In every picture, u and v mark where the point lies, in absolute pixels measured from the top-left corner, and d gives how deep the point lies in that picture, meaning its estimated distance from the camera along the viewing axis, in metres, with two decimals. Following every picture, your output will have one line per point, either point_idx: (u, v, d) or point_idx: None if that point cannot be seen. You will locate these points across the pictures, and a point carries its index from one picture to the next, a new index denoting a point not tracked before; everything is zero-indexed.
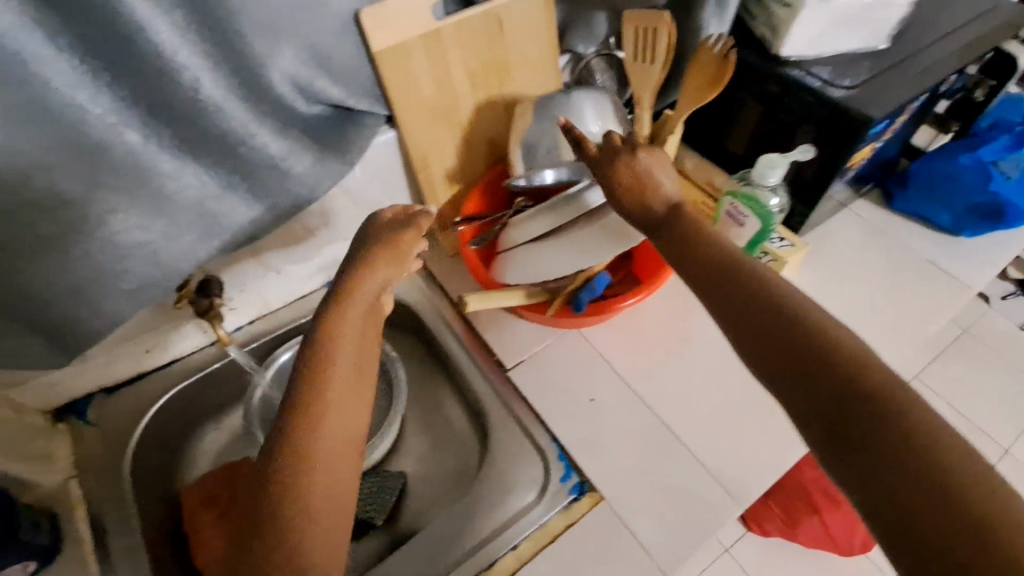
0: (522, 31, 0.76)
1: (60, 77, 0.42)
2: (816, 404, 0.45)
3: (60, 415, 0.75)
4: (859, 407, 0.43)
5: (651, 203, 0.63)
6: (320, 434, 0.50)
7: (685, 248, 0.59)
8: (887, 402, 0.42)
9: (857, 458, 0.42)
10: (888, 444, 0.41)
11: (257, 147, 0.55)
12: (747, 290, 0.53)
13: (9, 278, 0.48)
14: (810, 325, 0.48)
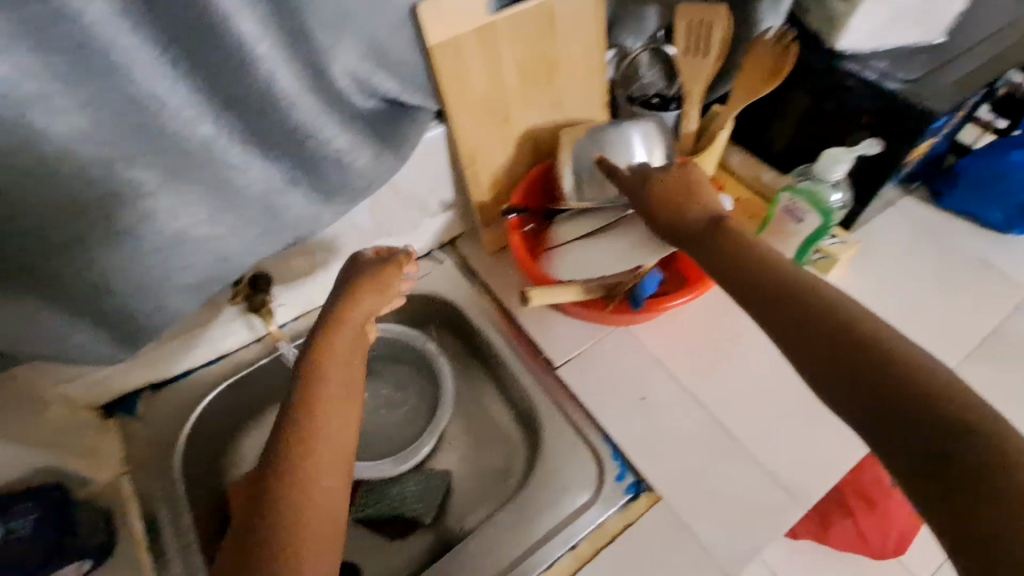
0: (574, 24, 0.74)
1: (143, 68, 0.41)
2: (864, 403, 0.44)
3: (108, 411, 0.74)
4: (907, 400, 0.42)
5: (687, 214, 0.64)
6: (308, 457, 0.52)
7: (717, 254, 0.60)
8: (932, 393, 0.42)
9: (905, 454, 0.41)
10: (946, 440, 0.40)
11: (323, 142, 0.54)
12: (784, 290, 0.53)
13: (82, 271, 0.47)
14: (866, 329, 0.47)
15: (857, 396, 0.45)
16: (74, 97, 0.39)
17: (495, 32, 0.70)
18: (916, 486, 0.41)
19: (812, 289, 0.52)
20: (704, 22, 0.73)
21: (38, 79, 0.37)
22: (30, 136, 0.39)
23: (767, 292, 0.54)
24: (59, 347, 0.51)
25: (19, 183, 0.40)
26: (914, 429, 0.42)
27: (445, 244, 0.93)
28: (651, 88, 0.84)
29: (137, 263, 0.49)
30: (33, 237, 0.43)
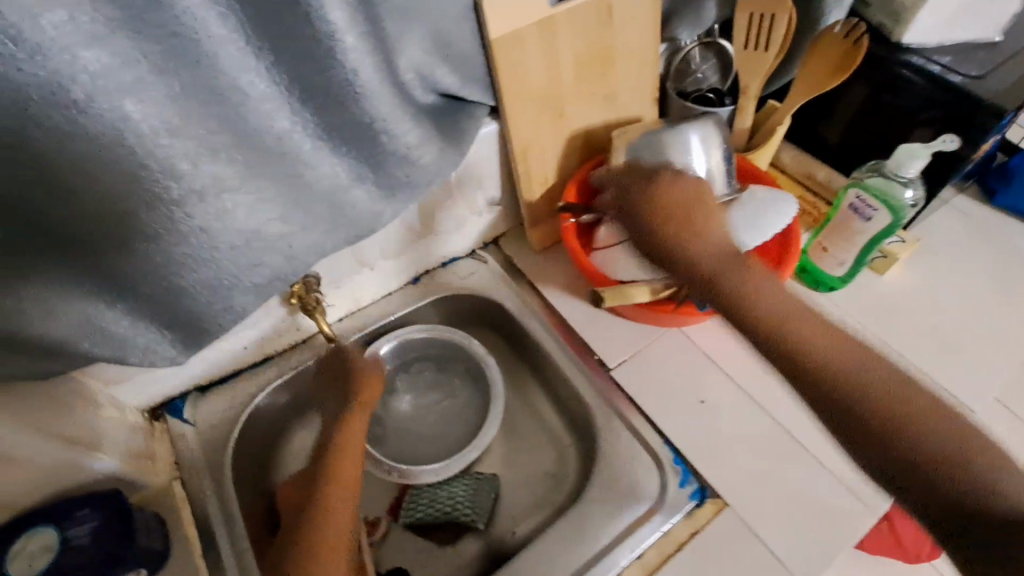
0: (633, 17, 0.72)
1: (229, 58, 0.39)
2: (868, 440, 0.45)
3: (156, 413, 0.73)
4: (906, 442, 0.44)
5: (687, 231, 0.60)
6: (321, 536, 0.62)
7: (716, 272, 0.56)
8: (927, 430, 0.44)
9: (914, 489, 0.43)
10: (946, 478, 0.42)
11: (395, 139, 0.52)
12: (775, 311, 0.51)
13: (157, 271, 0.45)
14: (857, 363, 0.47)
15: (858, 435, 0.46)
16: (165, 91, 0.38)
17: (558, 26, 0.67)
18: (931, 516, 0.43)
19: (805, 316, 0.51)
20: (767, 14, 0.71)
21: (132, 72, 0.36)
22: (121, 132, 0.37)
23: (761, 320, 0.51)
24: (128, 356, 0.52)
25: (105, 179, 0.38)
26: (915, 468, 0.43)
27: (488, 243, 0.91)
28: (705, 83, 0.83)
29: (211, 263, 0.47)
30: (113, 237, 0.42)
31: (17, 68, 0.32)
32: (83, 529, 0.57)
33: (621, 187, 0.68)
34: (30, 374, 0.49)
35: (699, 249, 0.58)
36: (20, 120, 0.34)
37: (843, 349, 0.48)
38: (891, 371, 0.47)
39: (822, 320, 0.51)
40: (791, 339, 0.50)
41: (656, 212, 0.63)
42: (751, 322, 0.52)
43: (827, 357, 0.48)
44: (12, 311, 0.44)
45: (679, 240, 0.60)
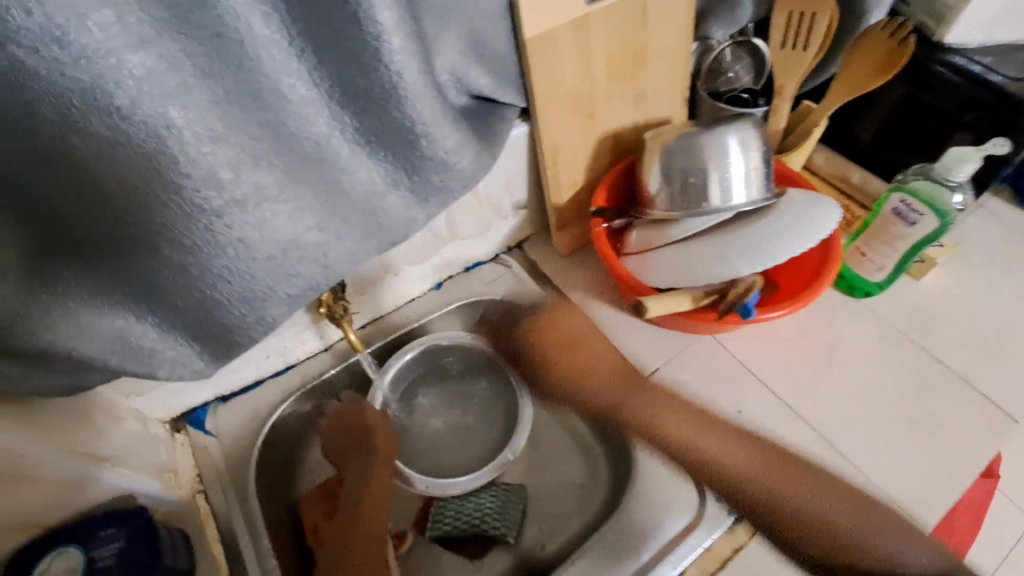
0: (669, 15, 0.70)
1: (272, 59, 0.37)
2: (738, 506, 0.66)
3: (178, 424, 0.72)
4: (759, 512, 0.65)
5: (576, 368, 0.80)
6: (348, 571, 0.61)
7: (615, 404, 0.76)
8: (756, 499, 0.66)
9: (783, 540, 0.63)
10: (799, 534, 0.64)
11: (436, 145, 0.50)
12: (663, 406, 0.73)
13: (190, 284, 0.43)
14: (702, 457, 0.69)
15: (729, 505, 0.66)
16: (209, 96, 0.36)
17: (593, 25, 0.65)
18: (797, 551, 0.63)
19: (697, 423, 0.71)
20: (807, 12, 0.69)
21: (177, 76, 0.34)
22: (164, 140, 0.35)
23: (676, 438, 0.71)
24: (156, 371, 0.49)
25: (144, 188, 0.36)
26: (766, 526, 0.64)
27: (513, 248, 0.89)
28: (738, 82, 0.80)
29: (247, 275, 0.45)
30: (148, 248, 0.40)
31: (61, 72, 0.30)
32: (111, 548, 0.54)
33: (516, 323, 0.85)
34: (57, 391, 0.47)
35: (592, 379, 0.79)
36: (62, 126, 0.32)
37: (738, 460, 0.68)
38: (748, 456, 0.69)
39: (688, 412, 0.72)
40: (689, 449, 0.70)
41: (564, 354, 0.82)
42: (666, 439, 0.71)
43: (713, 453, 0.69)
44: (40, 326, 0.42)
45: (615, 396, 0.76)
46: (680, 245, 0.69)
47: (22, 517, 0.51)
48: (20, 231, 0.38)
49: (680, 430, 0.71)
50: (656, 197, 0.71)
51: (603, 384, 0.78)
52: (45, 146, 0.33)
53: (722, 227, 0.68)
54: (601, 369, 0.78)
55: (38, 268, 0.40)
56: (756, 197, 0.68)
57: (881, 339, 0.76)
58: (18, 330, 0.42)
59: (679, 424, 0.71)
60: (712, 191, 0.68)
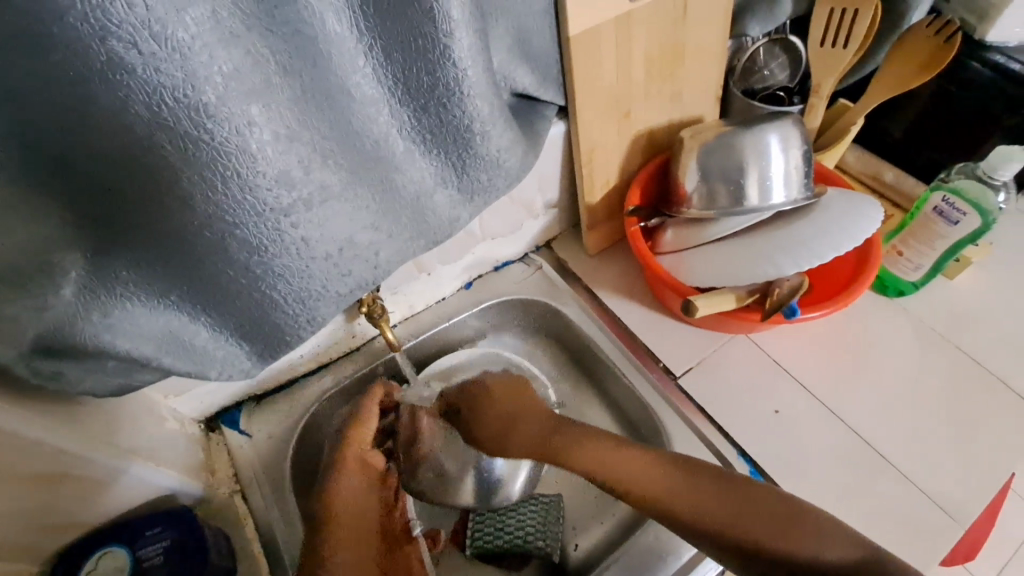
0: (711, 13, 0.69)
1: (343, 57, 0.38)
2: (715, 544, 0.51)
3: (211, 424, 0.71)
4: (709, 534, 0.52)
5: (502, 427, 0.66)
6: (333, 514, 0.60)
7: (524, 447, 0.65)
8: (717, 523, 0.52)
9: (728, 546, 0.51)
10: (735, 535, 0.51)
11: (489, 144, 0.49)
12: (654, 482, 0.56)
13: (251, 283, 0.43)
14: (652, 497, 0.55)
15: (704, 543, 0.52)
16: (289, 93, 0.37)
17: (637, 22, 0.64)
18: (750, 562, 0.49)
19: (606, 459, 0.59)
20: (851, 9, 0.69)
21: (262, 73, 0.35)
22: (245, 138, 0.35)
23: (631, 492, 0.57)
24: (206, 371, 0.48)
25: (220, 188, 0.36)
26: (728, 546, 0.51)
27: (541, 246, 0.88)
28: (772, 80, 0.80)
29: (305, 273, 0.44)
30: (215, 246, 0.39)
31: (156, 67, 0.30)
32: (158, 546, 0.55)
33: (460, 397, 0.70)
34: (109, 392, 0.46)
35: (513, 436, 0.65)
36: (150, 124, 0.32)
37: (668, 491, 0.55)
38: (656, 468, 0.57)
39: (601, 444, 0.60)
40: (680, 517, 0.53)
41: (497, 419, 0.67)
42: (597, 479, 0.59)
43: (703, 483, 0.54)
44: (98, 329, 0.40)
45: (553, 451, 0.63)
46: (718, 244, 0.69)
47: (71, 514, 0.51)
48: (89, 231, 0.37)
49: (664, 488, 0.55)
50: (692, 195, 0.70)
51: (521, 427, 0.66)
52: (128, 143, 0.33)
53: (759, 227, 0.69)
54: (522, 435, 0.65)
55: (99, 268, 0.39)
56: (795, 197, 0.68)
57: (916, 340, 0.75)
58: (70, 333, 0.39)
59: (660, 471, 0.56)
60: (751, 189, 0.67)
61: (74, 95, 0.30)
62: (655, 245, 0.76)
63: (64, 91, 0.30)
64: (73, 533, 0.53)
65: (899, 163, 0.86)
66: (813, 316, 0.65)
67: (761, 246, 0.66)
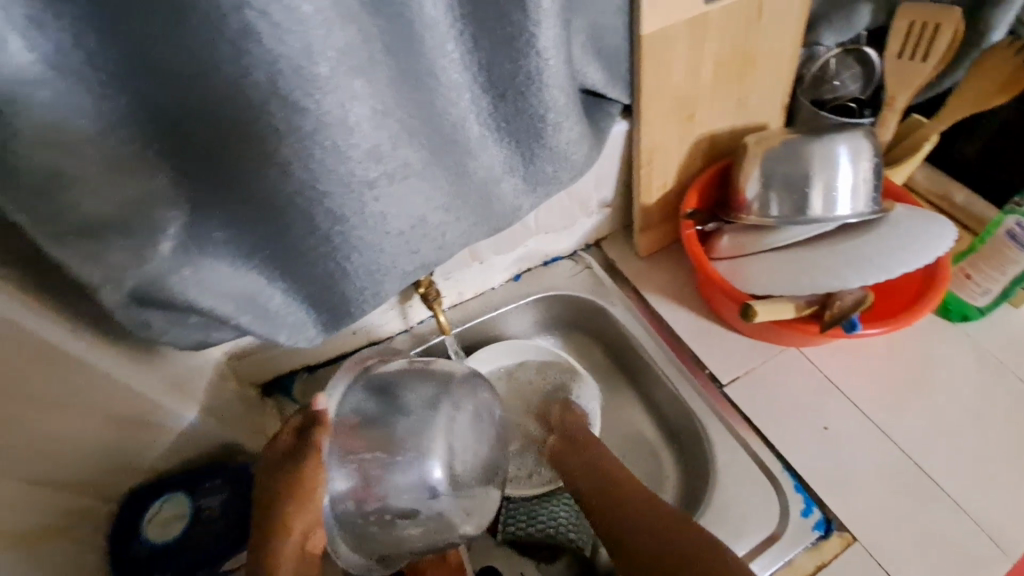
0: (788, 19, 0.68)
1: (439, 40, 0.40)
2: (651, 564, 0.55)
3: (266, 391, 0.74)
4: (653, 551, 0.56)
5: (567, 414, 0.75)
6: None
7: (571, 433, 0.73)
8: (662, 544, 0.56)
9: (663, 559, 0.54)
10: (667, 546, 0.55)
11: (559, 135, 0.50)
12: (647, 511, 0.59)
13: (330, 253, 0.45)
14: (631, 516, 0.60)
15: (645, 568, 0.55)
16: (387, 72, 0.39)
17: (711, 25, 0.63)
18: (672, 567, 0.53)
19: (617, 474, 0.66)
20: (931, 23, 0.68)
21: (367, 50, 0.37)
22: (346, 111, 0.37)
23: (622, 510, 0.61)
24: (277, 335, 0.50)
25: (317, 157, 0.38)
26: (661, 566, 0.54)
27: (591, 244, 0.88)
28: (843, 91, 0.78)
29: (378, 247, 0.46)
30: (303, 213, 0.42)
31: (279, 37, 0.32)
32: (216, 498, 0.58)
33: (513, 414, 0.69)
34: (188, 345, 0.49)
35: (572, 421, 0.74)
36: (266, 91, 0.34)
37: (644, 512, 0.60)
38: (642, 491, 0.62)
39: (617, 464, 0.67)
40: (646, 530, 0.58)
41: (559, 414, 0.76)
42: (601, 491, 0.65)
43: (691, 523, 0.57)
44: (186, 284, 0.43)
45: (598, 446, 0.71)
46: (779, 252, 0.68)
47: (142, 458, 0.55)
48: (194, 191, 0.40)
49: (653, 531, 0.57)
50: (754, 202, 0.69)
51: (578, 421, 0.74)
52: (242, 109, 0.35)
53: (822, 238, 0.67)
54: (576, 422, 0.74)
55: (197, 226, 0.42)
56: (862, 209, 0.66)
57: (976, 366, 0.72)
58: (163, 285, 0.42)
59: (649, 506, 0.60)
60: (816, 200, 0.66)
61: (202, 60, 0.33)
62: (711, 247, 0.75)
63: (195, 55, 0.33)
64: (137, 477, 0.56)
65: (969, 183, 0.81)
66: (874, 332, 0.63)
67: (824, 257, 0.65)
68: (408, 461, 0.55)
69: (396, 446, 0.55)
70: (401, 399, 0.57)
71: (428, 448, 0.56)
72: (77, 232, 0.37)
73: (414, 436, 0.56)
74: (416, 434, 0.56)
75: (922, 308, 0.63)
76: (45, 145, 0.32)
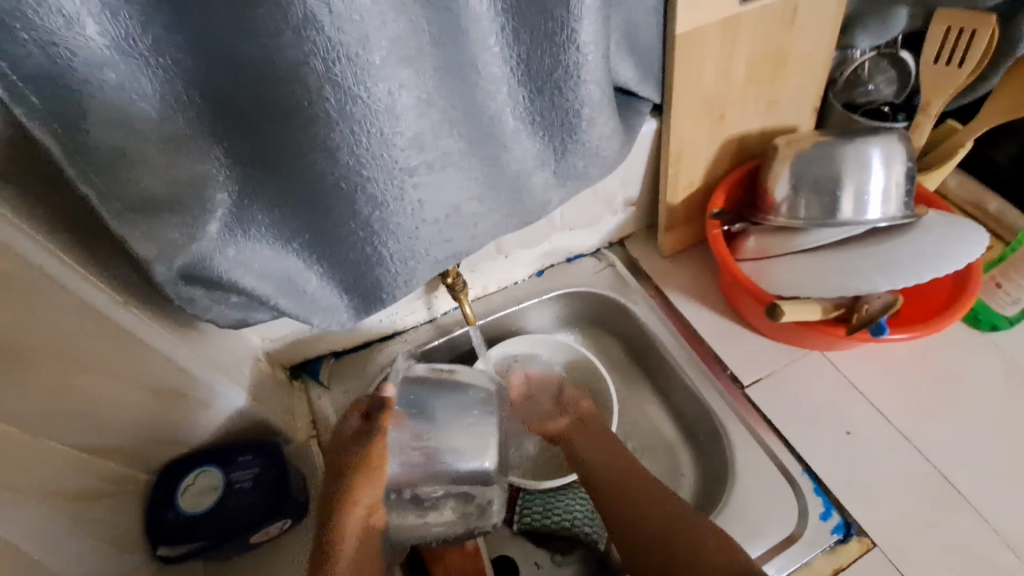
0: (823, 21, 0.67)
1: (483, 33, 0.41)
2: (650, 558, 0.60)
3: (295, 372, 0.76)
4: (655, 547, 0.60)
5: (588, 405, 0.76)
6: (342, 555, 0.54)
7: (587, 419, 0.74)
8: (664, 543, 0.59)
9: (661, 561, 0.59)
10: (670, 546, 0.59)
11: (592, 130, 0.51)
12: (651, 503, 0.63)
13: (368, 239, 0.47)
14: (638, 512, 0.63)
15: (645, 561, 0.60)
16: (432, 63, 0.40)
17: (745, 25, 0.63)
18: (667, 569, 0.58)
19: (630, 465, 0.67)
20: (968, 28, 0.67)
21: (416, 41, 0.38)
22: (392, 99, 0.39)
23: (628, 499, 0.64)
24: (311, 317, 0.52)
25: (363, 143, 0.40)
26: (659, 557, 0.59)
27: (615, 242, 0.89)
28: (877, 95, 0.78)
29: (413, 234, 0.48)
30: (345, 197, 0.43)
31: (335, 25, 0.34)
32: (247, 474, 0.60)
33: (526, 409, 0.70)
34: (228, 323, 0.52)
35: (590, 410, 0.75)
36: (319, 78, 0.36)
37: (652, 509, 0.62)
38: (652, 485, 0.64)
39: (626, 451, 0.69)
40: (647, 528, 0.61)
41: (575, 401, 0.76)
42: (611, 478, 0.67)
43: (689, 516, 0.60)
44: (230, 263, 0.44)
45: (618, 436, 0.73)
46: (805, 255, 0.68)
47: (178, 432, 0.57)
48: (243, 174, 0.42)
49: (651, 527, 0.61)
50: (782, 203, 0.69)
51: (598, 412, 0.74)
52: (295, 94, 0.37)
53: (850, 242, 0.67)
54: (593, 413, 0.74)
55: (244, 208, 0.44)
56: (893, 214, 0.66)
57: (1006, 377, 0.71)
58: (210, 264, 0.44)
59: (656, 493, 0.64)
60: (846, 203, 0.66)
61: (262, 46, 0.35)
62: (736, 247, 0.75)
63: (255, 42, 0.35)
64: (174, 449, 0.59)
65: (1005, 192, 0.79)
66: (901, 338, 0.63)
67: (852, 260, 0.65)
68: (463, 455, 0.57)
69: (452, 443, 0.56)
70: (445, 403, 0.58)
71: (483, 445, 0.57)
72: (133, 208, 0.39)
73: (466, 433, 0.57)
74: (470, 431, 0.57)
75: (951, 315, 0.63)
76: (111, 124, 0.35)
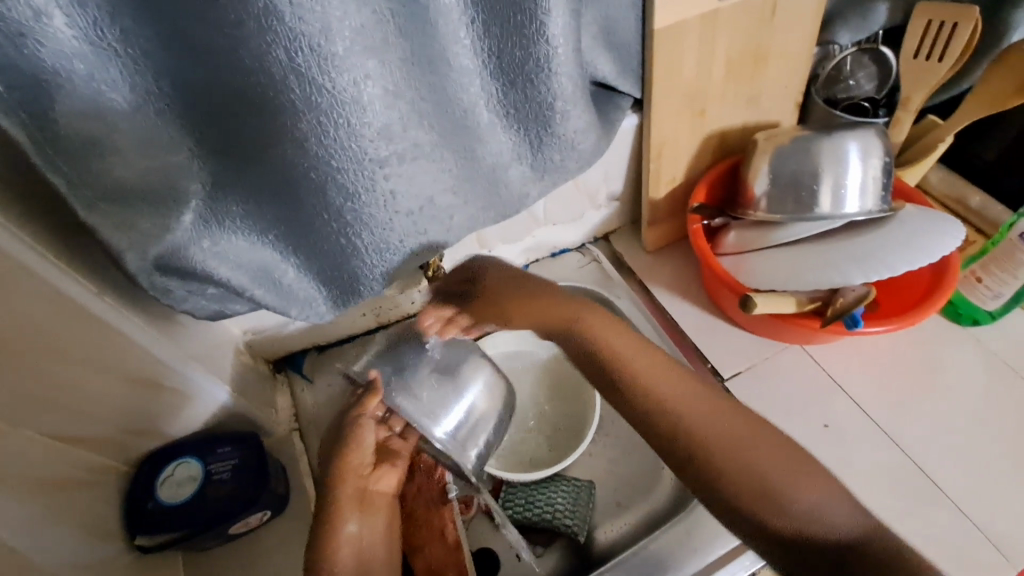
0: (802, 17, 0.68)
1: (450, 25, 0.42)
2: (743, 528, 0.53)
3: (278, 366, 0.77)
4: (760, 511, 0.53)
5: (534, 309, 0.66)
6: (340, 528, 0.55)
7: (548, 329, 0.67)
8: (759, 501, 0.53)
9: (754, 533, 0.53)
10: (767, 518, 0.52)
11: (567, 122, 0.52)
12: (743, 487, 0.53)
13: (341, 229, 0.47)
14: (701, 460, 0.56)
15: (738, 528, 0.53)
16: (398, 54, 0.41)
17: (723, 21, 0.64)
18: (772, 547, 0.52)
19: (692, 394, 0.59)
20: (948, 22, 0.67)
21: (381, 32, 0.39)
22: (359, 90, 0.39)
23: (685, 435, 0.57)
24: (289, 307, 0.53)
25: (331, 133, 0.40)
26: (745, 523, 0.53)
27: (599, 238, 0.89)
28: (857, 90, 0.77)
29: (386, 226, 0.48)
30: (316, 188, 0.44)
31: (298, 17, 0.34)
32: (227, 464, 0.60)
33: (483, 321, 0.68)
34: (204, 315, 0.52)
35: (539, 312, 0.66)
36: (285, 69, 0.36)
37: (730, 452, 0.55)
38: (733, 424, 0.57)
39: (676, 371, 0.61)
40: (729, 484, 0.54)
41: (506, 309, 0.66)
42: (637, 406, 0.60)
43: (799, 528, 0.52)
44: (205, 253, 0.45)
45: (618, 373, 0.61)
46: (784, 248, 0.68)
47: (157, 424, 0.58)
48: (214, 166, 0.43)
49: (736, 483, 0.54)
50: (760, 199, 0.70)
51: (588, 318, 0.65)
52: (261, 84, 0.37)
53: (829, 236, 0.67)
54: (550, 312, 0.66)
55: (217, 200, 0.44)
56: (871, 208, 0.66)
57: (984, 370, 0.72)
58: (186, 255, 0.44)
59: (753, 473, 0.54)
60: (826, 193, 0.66)
61: (226, 37, 0.35)
62: (718, 241, 0.75)
63: (222, 31, 0.35)
64: (154, 440, 0.59)
65: (986, 187, 0.80)
66: (877, 330, 0.64)
67: (830, 254, 0.65)
68: (467, 382, 0.58)
69: (452, 376, 0.58)
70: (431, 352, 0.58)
71: (469, 376, 0.58)
72: (108, 197, 0.39)
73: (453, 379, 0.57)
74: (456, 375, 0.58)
75: (927, 308, 0.63)
76: (83, 114, 0.35)
